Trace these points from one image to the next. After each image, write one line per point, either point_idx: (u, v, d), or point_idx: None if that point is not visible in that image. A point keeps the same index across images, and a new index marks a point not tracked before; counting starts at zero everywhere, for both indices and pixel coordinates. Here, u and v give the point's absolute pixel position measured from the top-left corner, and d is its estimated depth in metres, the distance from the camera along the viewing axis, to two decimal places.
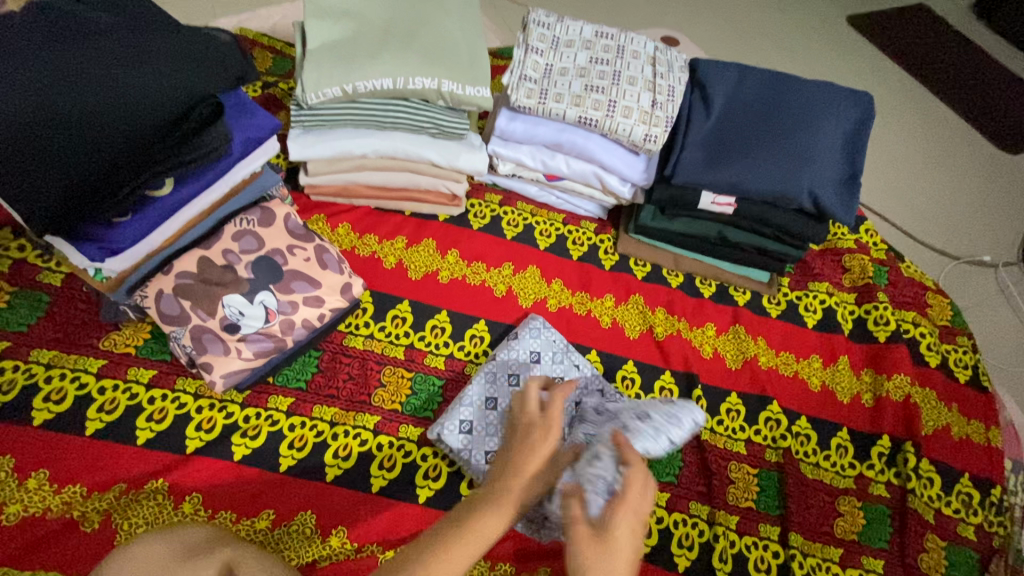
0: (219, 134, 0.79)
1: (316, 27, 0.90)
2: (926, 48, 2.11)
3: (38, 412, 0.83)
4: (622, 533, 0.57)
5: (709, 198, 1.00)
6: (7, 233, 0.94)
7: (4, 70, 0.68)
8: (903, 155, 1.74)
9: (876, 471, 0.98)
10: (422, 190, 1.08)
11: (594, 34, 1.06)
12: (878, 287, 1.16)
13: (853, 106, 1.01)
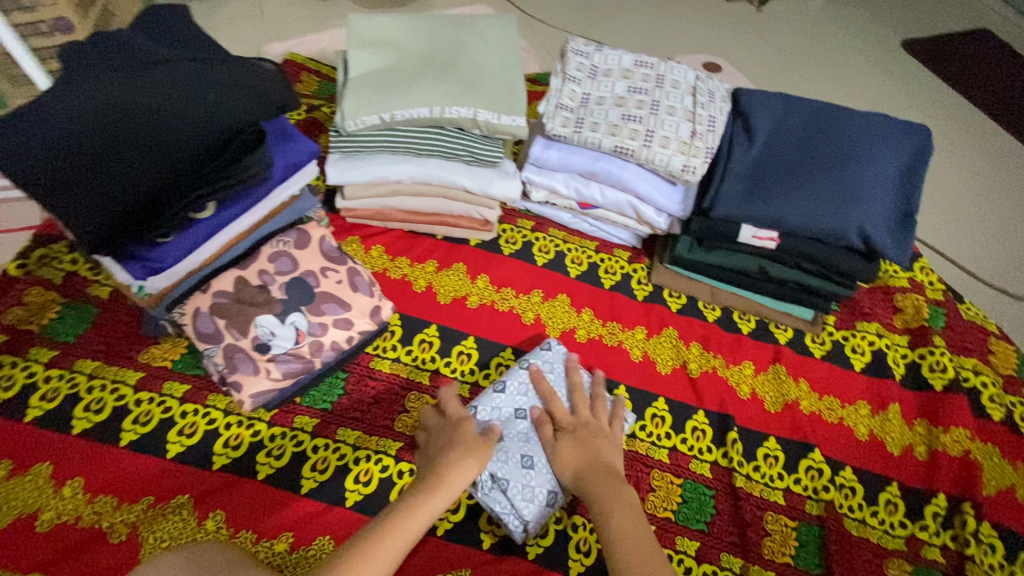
0: (261, 160, 0.83)
1: (359, 57, 0.93)
2: (988, 75, 2.00)
3: (78, 421, 0.86)
4: (570, 443, 0.83)
5: (750, 232, 0.95)
6: (63, 246, 0.99)
7: (69, 102, 0.73)
8: (962, 187, 1.64)
9: (930, 533, 0.90)
10: (455, 215, 1.09)
11: (633, 63, 1.05)
12: (934, 330, 1.08)
13: (908, 138, 0.96)
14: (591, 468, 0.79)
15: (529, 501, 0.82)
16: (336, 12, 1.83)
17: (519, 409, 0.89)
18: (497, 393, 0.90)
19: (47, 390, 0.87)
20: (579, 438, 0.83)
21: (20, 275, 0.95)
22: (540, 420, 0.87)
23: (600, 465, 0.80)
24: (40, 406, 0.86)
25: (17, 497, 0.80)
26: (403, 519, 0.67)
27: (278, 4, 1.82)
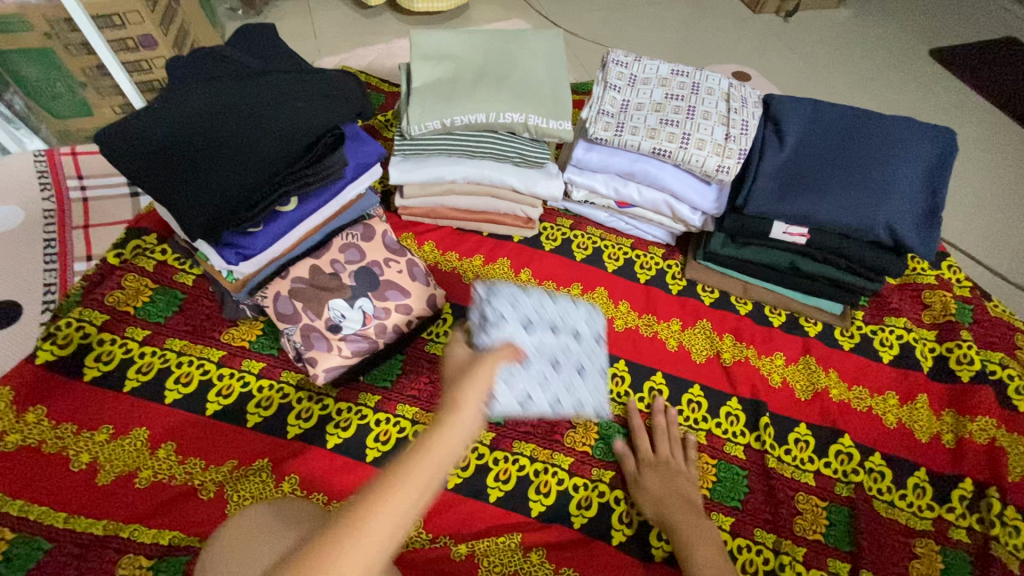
0: (338, 160, 0.93)
1: (421, 69, 1.02)
2: (1017, 82, 2.03)
3: (170, 392, 0.96)
4: (650, 479, 0.90)
5: (781, 228, 1.02)
6: (152, 238, 1.10)
7: (176, 104, 0.82)
8: (990, 191, 1.68)
9: (957, 515, 0.94)
10: (501, 213, 1.17)
11: (670, 72, 1.12)
12: (960, 325, 1.13)
13: (935, 141, 1.01)
14: (673, 501, 0.87)
15: (507, 388, 0.82)
16: (382, 28, 1.95)
17: (552, 326, 0.90)
18: (522, 294, 0.91)
19: (142, 364, 0.98)
20: (662, 473, 0.91)
21: (118, 263, 1.07)
22: (622, 452, 0.95)
23: (684, 499, 0.88)
24: (136, 378, 0.96)
25: (118, 457, 0.89)
26: (455, 409, 0.55)
27: (328, 22, 1.96)
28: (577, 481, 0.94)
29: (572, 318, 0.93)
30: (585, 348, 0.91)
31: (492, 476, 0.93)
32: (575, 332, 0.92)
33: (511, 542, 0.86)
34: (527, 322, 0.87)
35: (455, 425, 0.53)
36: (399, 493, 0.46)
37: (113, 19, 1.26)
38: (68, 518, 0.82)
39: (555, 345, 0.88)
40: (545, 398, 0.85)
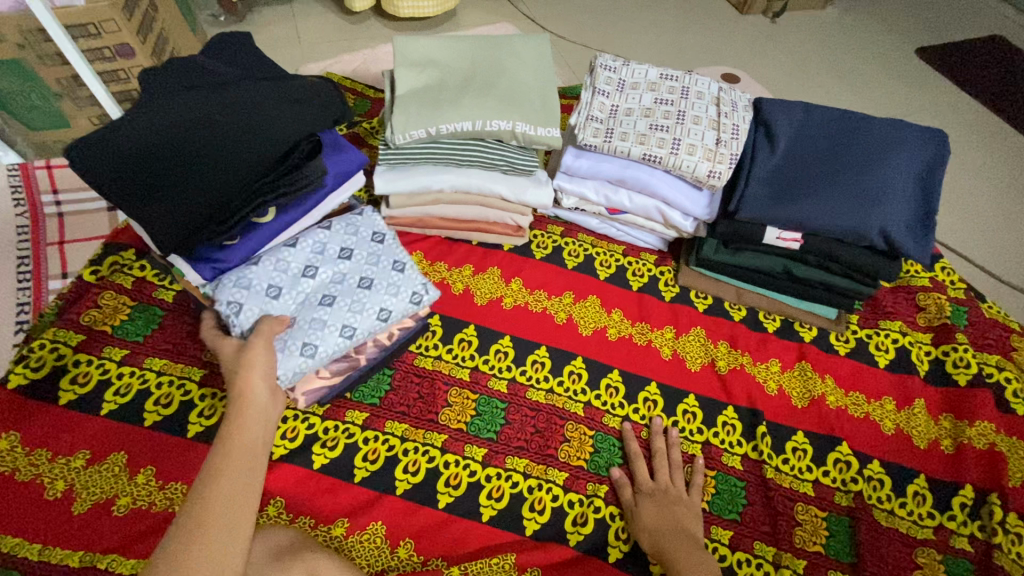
0: (317, 169, 0.91)
1: (405, 76, 1.00)
2: (1005, 80, 2.04)
3: (149, 414, 0.93)
4: (645, 509, 0.88)
5: (774, 233, 1.00)
6: (130, 253, 1.07)
7: (147, 113, 0.79)
8: (981, 190, 1.68)
9: (958, 523, 0.93)
10: (490, 221, 1.15)
11: (659, 76, 1.11)
12: (956, 328, 1.11)
13: (927, 143, 1.00)
14: (669, 533, 0.84)
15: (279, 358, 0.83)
16: (368, 34, 1.93)
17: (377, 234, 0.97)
18: (287, 248, 0.91)
19: (120, 386, 0.94)
20: (659, 502, 0.89)
21: (94, 280, 1.03)
22: (620, 481, 0.92)
23: (682, 530, 0.84)
24: (114, 400, 0.93)
25: (95, 484, 0.85)
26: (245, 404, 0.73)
27: (313, 28, 1.93)
28: (572, 497, 0.92)
29: (358, 240, 0.95)
30: (378, 266, 0.94)
31: (484, 494, 0.91)
32: (349, 252, 0.94)
33: (505, 563, 0.83)
34: (298, 274, 0.90)
35: (240, 451, 0.67)
36: (219, 516, 0.59)
37: (88, 28, 1.23)
38: (43, 550, 0.79)
39: (321, 282, 0.91)
40: (362, 323, 0.90)
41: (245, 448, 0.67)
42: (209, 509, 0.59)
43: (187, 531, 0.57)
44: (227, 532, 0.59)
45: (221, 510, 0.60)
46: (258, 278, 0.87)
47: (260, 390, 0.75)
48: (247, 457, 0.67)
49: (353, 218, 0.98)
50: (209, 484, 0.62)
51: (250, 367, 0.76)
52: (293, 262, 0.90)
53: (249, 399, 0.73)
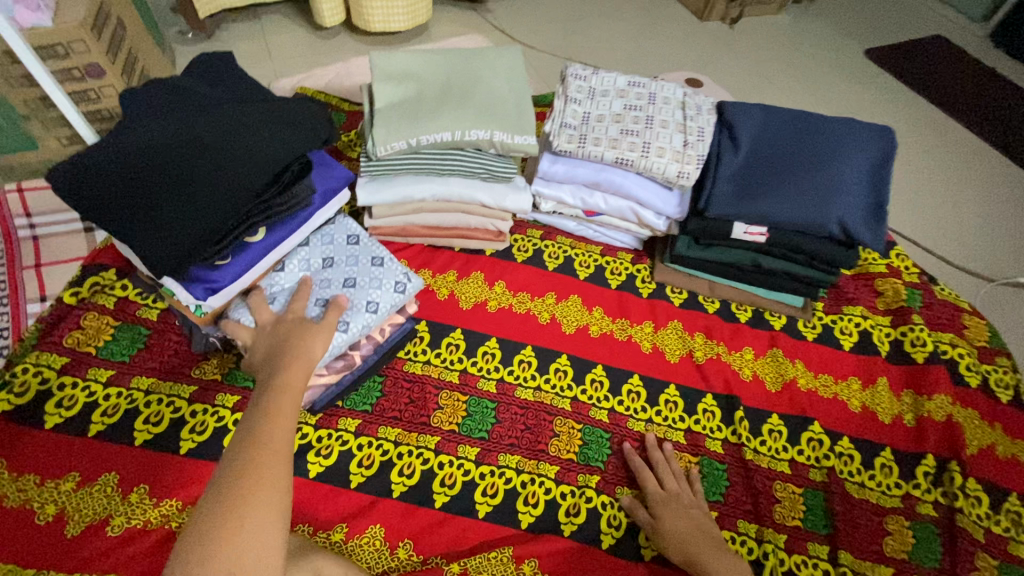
0: (306, 186, 0.93)
1: (383, 90, 1.03)
2: (946, 77, 2.18)
3: (139, 433, 0.93)
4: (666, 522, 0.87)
5: (742, 228, 1.06)
6: (111, 273, 1.07)
7: (138, 142, 0.81)
8: (929, 180, 1.79)
9: (922, 491, 1.00)
10: (471, 227, 1.18)
11: (627, 84, 1.16)
12: (912, 309, 1.19)
13: (877, 139, 1.08)
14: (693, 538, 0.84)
15: None
16: (339, 48, 1.95)
17: (352, 237, 1.03)
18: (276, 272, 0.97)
19: (108, 406, 0.94)
20: (675, 508, 0.89)
21: (75, 301, 1.02)
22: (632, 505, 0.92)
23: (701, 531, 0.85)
24: (103, 421, 0.92)
25: (87, 506, 0.85)
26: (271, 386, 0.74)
27: (283, 43, 1.94)
28: (564, 489, 0.95)
29: (336, 248, 1.01)
30: (359, 265, 1.00)
31: (479, 491, 0.93)
32: (329, 260, 1.00)
33: (503, 557, 0.86)
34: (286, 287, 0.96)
35: (286, 387, 0.72)
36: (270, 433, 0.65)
37: (56, 49, 1.22)
38: (37, 574, 0.79)
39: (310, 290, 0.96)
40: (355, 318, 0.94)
41: (289, 385, 0.73)
42: (263, 428, 0.65)
43: (242, 451, 0.62)
44: (277, 446, 0.64)
45: (271, 431, 0.65)
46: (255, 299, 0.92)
47: (316, 347, 0.82)
48: (293, 391, 0.72)
49: (326, 230, 1.03)
50: (262, 411, 0.68)
51: (299, 330, 0.84)
52: (280, 280, 0.96)
53: (305, 349, 0.80)
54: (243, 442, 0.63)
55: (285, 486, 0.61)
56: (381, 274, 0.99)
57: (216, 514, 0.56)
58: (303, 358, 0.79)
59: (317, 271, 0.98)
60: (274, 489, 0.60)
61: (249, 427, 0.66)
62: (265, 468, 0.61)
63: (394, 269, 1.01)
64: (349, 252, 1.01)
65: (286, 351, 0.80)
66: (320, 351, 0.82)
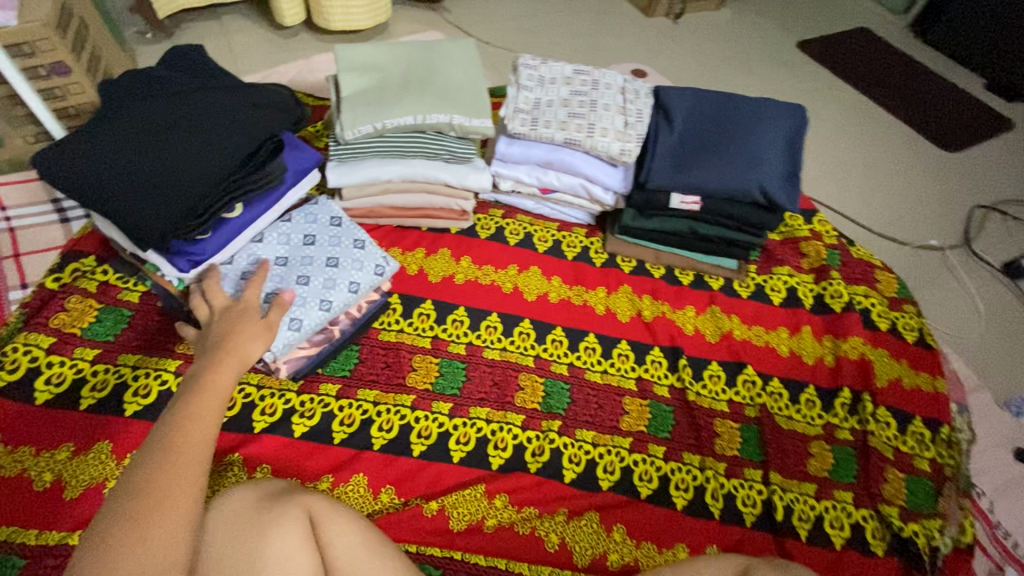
0: (279, 165, 1.00)
1: (348, 80, 1.11)
2: (868, 65, 2.39)
3: (129, 405, 0.98)
4: None
5: (678, 198, 1.19)
6: (91, 260, 1.12)
7: (121, 127, 0.88)
8: (852, 158, 1.98)
9: (841, 419, 1.15)
10: (436, 208, 1.27)
11: (573, 72, 1.28)
12: (831, 267, 1.35)
13: (791, 116, 1.23)
14: None
15: None
16: (301, 46, 2.01)
17: (335, 219, 1.09)
18: (257, 244, 1.02)
19: (96, 381, 0.99)
20: None
21: (57, 287, 1.07)
22: None
23: None
24: (92, 395, 0.98)
25: (83, 471, 0.91)
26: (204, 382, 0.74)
27: (245, 43, 1.98)
28: (530, 434, 1.06)
29: (318, 227, 1.07)
30: (341, 246, 1.05)
31: (453, 440, 1.03)
32: (312, 238, 1.05)
33: (476, 492, 0.97)
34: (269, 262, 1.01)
35: (213, 385, 0.72)
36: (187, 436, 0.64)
37: (23, 48, 1.26)
38: (42, 534, 0.85)
39: (292, 266, 1.02)
40: (336, 297, 1.01)
41: (217, 383, 0.73)
42: (180, 428, 0.65)
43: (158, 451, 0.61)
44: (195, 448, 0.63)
45: (192, 429, 0.65)
46: (236, 266, 0.98)
47: (253, 347, 0.82)
48: (220, 390, 0.72)
49: (309, 208, 1.09)
50: (179, 410, 0.67)
51: (236, 325, 0.84)
52: (263, 254, 1.01)
53: (236, 345, 0.80)
54: (157, 440, 0.63)
55: (195, 493, 0.60)
56: (363, 258, 1.05)
57: (112, 517, 0.55)
58: (236, 352, 0.79)
59: (300, 250, 1.04)
60: (182, 497, 0.59)
61: (163, 428, 0.65)
62: (176, 475, 0.60)
63: (375, 253, 1.07)
64: (333, 234, 1.06)
65: (219, 346, 0.80)
66: (259, 350, 0.83)
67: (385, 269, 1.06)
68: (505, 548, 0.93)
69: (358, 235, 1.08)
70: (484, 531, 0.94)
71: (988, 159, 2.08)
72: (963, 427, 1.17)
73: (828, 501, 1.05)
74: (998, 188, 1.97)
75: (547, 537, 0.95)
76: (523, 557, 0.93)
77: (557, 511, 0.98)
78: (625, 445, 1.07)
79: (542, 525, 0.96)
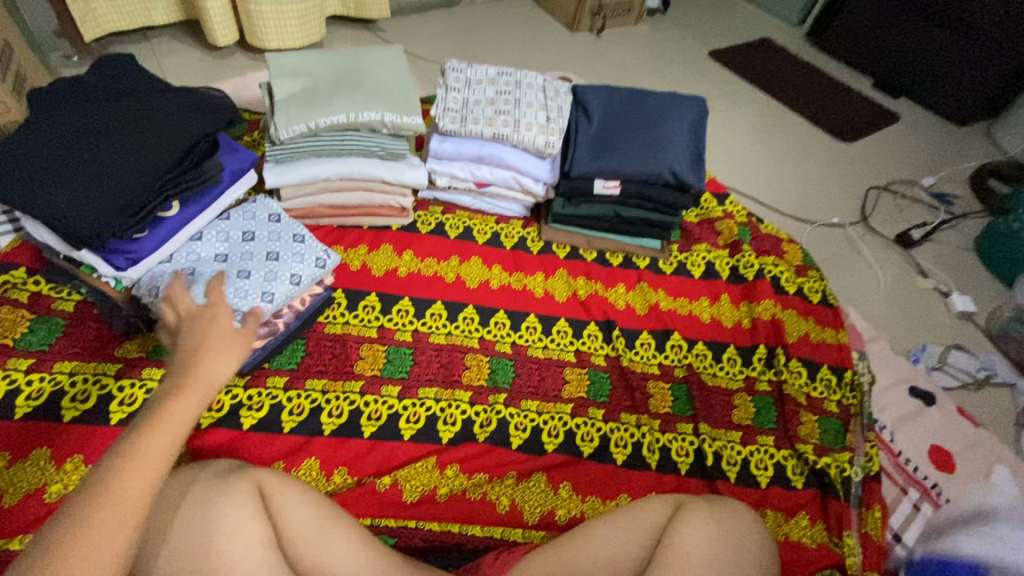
0: (216, 164, 1.04)
1: (281, 85, 1.17)
2: (772, 70, 2.65)
3: (67, 410, 0.97)
4: None
5: (600, 184, 1.30)
6: (21, 272, 1.11)
7: (55, 133, 0.91)
8: (762, 151, 2.18)
9: (758, 372, 1.27)
10: (376, 205, 1.33)
11: (497, 74, 1.38)
12: (743, 242, 1.50)
13: (693, 106, 1.37)
14: None
15: None
16: (236, 66, 2.04)
17: (273, 216, 1.13)
18: (195, 242, 1.04)
19: (31, 391, 0.98)
20: None
21: None
22: None
23: None
24: (27, 404, 0.96)
25: (20, 479, 0.89)
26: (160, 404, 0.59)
27: (178, 64, 1.99)
28: (477, 408, 1.11)
29: (257, 224, 1.10)
30: (281, 241, 1.09)
31: (404, 419, 1.07)
32: (251, 234, 1.08)
33: (428, 465, 1.02)
34: (209, 259, 1.03)
35: (167, 424, 0.57)
36: (108, 513, 0.50)
37: None
38: None
39: (233, 262, 1.04)
40: (279, 288, 1.04)
41: (170, 422, 0.57)
42: (107, 490, 0.51)
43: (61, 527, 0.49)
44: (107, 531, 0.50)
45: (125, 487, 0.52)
46: (175, 264, 1.00)
47: (226, 366, 0.65)
48: (169, 437, 0.57)
49: (247, 206, 1.12)
50: (113, 461, 0.53)
51: (210, 335, 0.67)
52: (202, 252, 1.03)
53: (204, 364, 0.63)
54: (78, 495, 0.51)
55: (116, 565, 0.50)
56: (305, 252, 1.10)
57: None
58: (205, 367, 0.63)
59: (240, 246, 1.06)
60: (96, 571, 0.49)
61: (92, 481, 0.52)
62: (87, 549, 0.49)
63: (315, 247, 1.11)
64: (273, 230, 1.10)
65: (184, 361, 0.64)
66: (233, 368, 0.66)
67: (326, 261, 1.11)
68: (458, 513, 0.98)
69: (297, 231, 1.12)
70: (438, 500, 0.99)
71: (879, 147, 2.33)
72: (865, 372, 1.31)
73: (752, 445, 1.15)
74: (888, 171, 2.22)
75: (498, 500, 1.00)
76: (476, 520, 0.98)
77: (507, 476, 1.04)
78: (567, 410, 1.14)
79: (493, 490, 1.01)
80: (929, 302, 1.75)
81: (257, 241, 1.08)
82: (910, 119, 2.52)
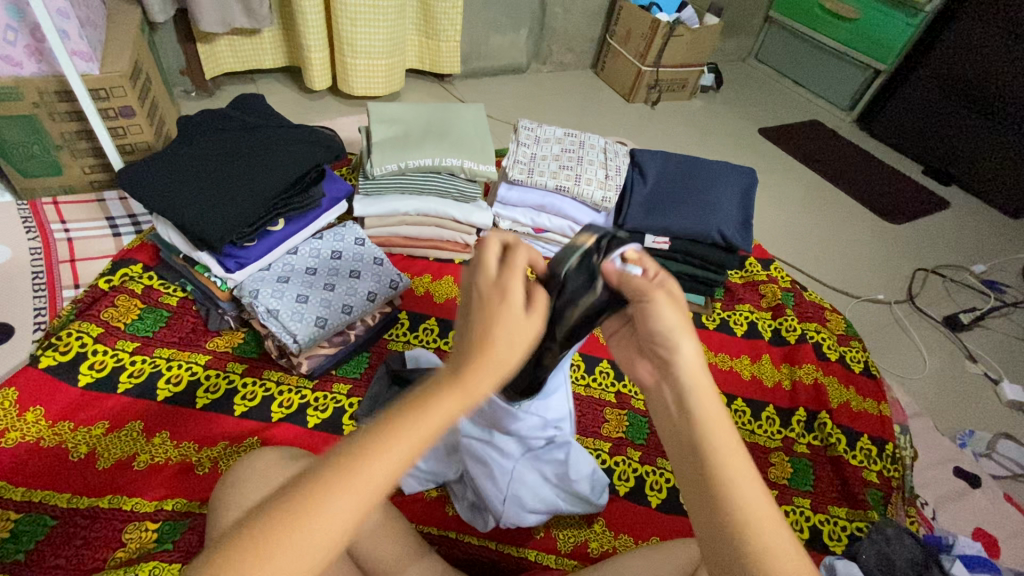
0: (319, 192, 1.21)
1: (379, 131, 1.36)
2: (820, 149, 2.75)
3: (162, 391, 1.10)
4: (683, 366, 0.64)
5: (651, 239, 1.40)
6: (139, 266, 1.29)
7: (197, 155, 1.10)
8: (807, 225, 2.25)
9: (798, 434, 1.29)
10: (443, 240, 1.45)
11: (563, 134, 1.53)
12: (786, 306, 1.55)
13: (743, 175, 1.47)
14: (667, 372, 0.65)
15: (300, 321, 1.10)
16: (325, 109, 2.28)
17: (359, 239, 1.27)
18: (291, 255, 1.19)
19: (134, 369, 1.12)
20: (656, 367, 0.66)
21: (107, 287, 1.23)
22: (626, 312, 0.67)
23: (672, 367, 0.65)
24: (130, 380, 1.10)
25: (114, 446, 1.01)
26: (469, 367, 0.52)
27: (278, 104, 2.26)
28: None
29: (345, 245, 1.25)
30: (363, 262, 1.23)
31: None
32: (339, 253, 1.23)
33: None
34: (303, 271, 1.18)
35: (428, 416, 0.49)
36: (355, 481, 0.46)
37: (99, 92, 1.48)
38: (73, 497, 0.94)
39: (322, 275, 1.18)
40: (360, 300, 1.18)
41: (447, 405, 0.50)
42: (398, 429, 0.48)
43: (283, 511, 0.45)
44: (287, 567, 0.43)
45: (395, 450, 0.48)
46: (273, 272, 1.16)
47: None
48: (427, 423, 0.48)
49: (339, 230, 1.28)
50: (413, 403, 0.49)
51: None
52: (298, 264, 1.18)
53: (479, 381, 0.51)
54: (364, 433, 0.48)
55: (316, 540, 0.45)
56: (383, 273, 1.23)
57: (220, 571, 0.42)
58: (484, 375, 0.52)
59: (329, 262, 1.21)
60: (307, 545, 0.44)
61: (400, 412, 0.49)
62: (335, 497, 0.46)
63: (390, 270, 1.24)
64: (357, 251, 1.24)
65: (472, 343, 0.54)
66: None
67: (399, 284, 1.23)
68: (494, 531, 1.03)
69: (378, 254, 1.26)
70: None
71: (927, 231, 2.36)
72: (906, 445, 1.32)
73: (788, 505, 1.16)
74: (938, 255, 2.23)
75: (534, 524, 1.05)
76: (512, 541, 1.02)
77: None
78: (606, 448, 1.19)
79: None
80: (980, 389, 1.72)
81: (345, 259, 1.22)
82: (960, 207, 2.54)
